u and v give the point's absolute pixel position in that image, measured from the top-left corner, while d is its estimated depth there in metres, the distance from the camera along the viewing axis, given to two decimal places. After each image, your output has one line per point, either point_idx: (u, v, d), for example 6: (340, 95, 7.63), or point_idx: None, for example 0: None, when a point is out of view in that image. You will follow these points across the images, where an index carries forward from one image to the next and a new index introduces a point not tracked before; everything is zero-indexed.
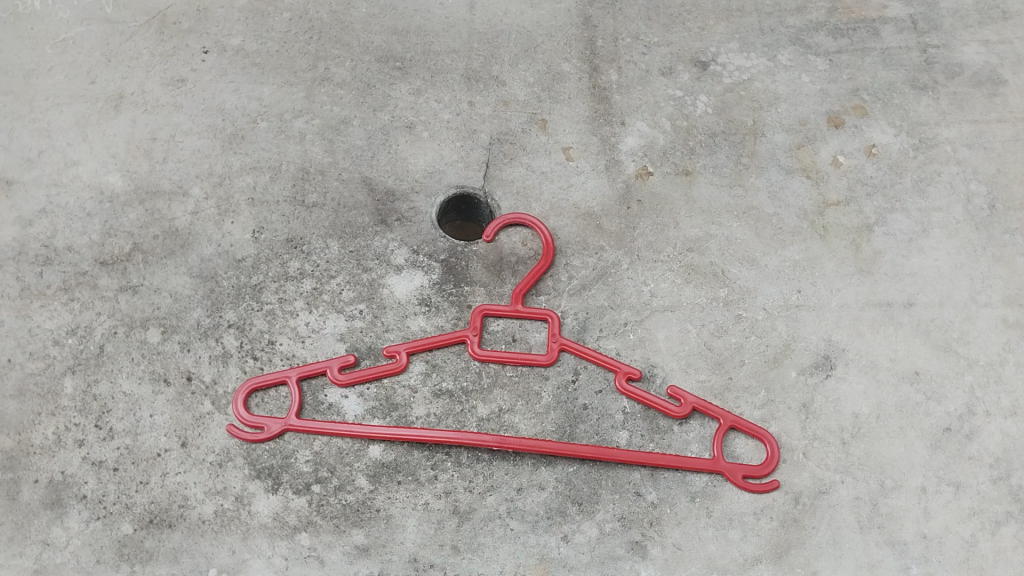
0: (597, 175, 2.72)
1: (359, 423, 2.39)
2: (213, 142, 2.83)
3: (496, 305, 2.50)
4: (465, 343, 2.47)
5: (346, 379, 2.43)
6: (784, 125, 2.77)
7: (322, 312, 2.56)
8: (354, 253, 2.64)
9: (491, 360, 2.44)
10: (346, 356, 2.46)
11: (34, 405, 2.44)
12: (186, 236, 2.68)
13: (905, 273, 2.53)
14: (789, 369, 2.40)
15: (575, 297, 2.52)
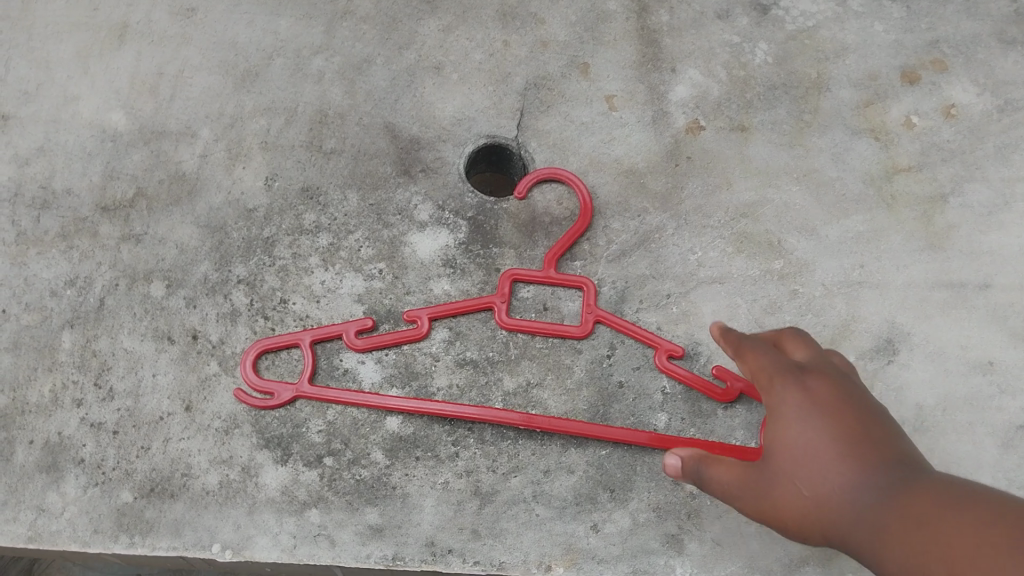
0: (641, 128, 2.48)
1: (376, 393, 2.22)
2: (223, 78, 2.62)
3: (526, 271, 2.31)
4: (492, 310, 2.28)
5: (362, 343, 2.24)
6: (852, 79, 2.50)
7: (339, 270, 2.37)
8: (375, 206, 2.44)
9: (520, 330, 2.25)
10: (364, 320, 2.27)
11: (30, 361, 2.30)
12: (193, 182, 2.49)
13: (982, 251, 2.29)
14: (846, 352, 2.20)
15: (613, 263, 2.32)
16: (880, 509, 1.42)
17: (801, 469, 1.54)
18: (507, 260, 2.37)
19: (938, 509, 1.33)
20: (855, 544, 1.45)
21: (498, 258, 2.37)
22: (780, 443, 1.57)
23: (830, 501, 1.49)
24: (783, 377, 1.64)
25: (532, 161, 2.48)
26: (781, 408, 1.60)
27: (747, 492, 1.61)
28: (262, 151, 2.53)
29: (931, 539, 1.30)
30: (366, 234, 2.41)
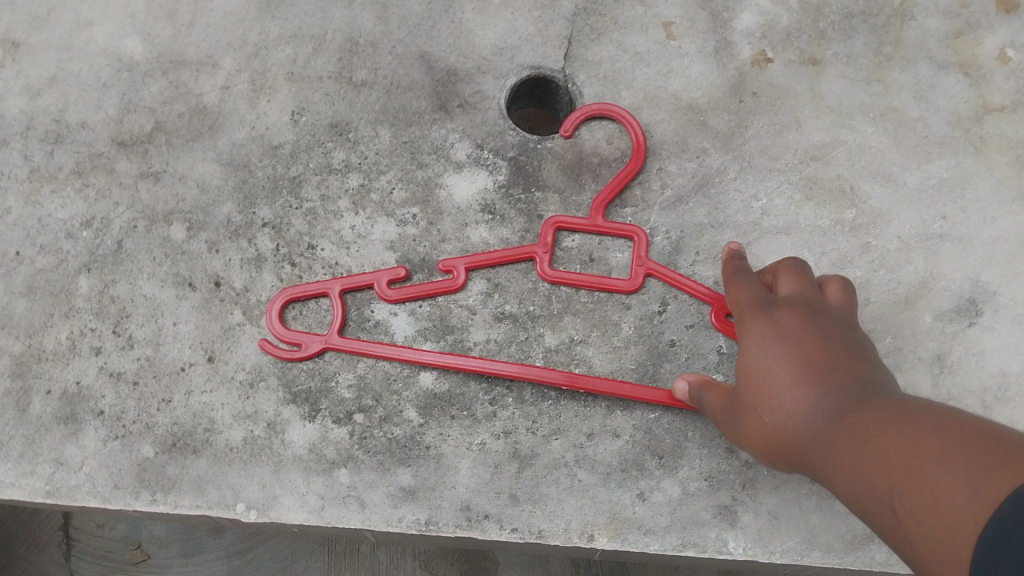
0: (701, 60, 2.26)
1: (409, 347, 2.07)
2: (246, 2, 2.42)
3: (571, 218, 2.12)
4: (534, 261, 2.11)
5: (394, 295, 2.09)
6: (940, 7, 2.29)
7: (371, 214, 2.20)
8: (410, 145, 2.26)
9: (563, 283, 2.08)
10: (397, 269, 2.11)
11: (46, 306, 2.17)
12: (215, 115, 2.32)
13: None
14: (922, 313, 2.02)
15: (667, 211, 2.13)
16: (825, 426, 1.38)
17: (766, 394, 1.55)
18: (551, 206, 2.18)
19: (879, 421, 1.29)
20: (812, 464, 1.41)
21: (542, 203, 2.19)
22: (750, 372, 1.61)
23: (788, 423, 1.48)
24: (759, 313, 1.68)
25: (580, 97, 2.27)
26: (752, 339, 1.64)
27: (736, 422, 1.67)
28: (287, 82, 2.34)
29: (864, 451, 1.26)
30: (399, 176, 2.23)
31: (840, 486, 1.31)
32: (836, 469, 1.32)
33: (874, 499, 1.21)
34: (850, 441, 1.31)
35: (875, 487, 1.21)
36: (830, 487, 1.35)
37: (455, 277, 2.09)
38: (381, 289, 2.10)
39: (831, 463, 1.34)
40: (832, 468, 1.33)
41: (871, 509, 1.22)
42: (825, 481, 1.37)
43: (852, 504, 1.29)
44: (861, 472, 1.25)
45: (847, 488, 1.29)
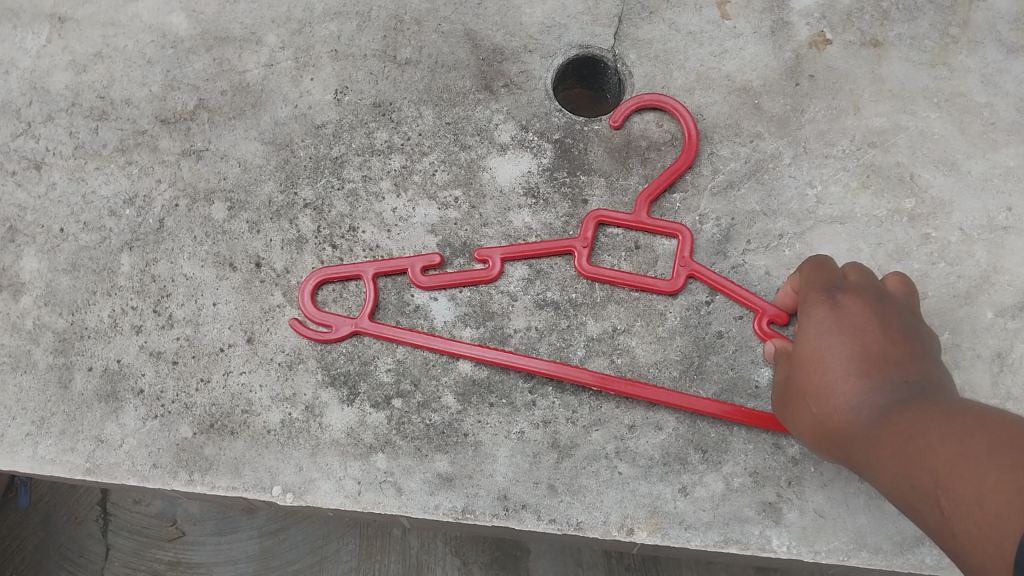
0: (756, 41, 2.18)
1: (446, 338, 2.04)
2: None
3: (614, 213, 2.06)
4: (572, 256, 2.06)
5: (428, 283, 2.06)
6: None
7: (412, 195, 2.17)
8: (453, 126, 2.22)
9: (601, 280, 2.02)
10: (433, 256, 2.08)
11: (88, 283, 2.17)
12: (257, 93, 2.29)
13: None
14: (984, 308, 1.93)
15: (716, 197, 2.06)
16: (880, 422, 1.36)
17: (820, 382, 1.53)
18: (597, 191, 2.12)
19: (936, 418, 1.26)
20: (858, 459, 1.39)
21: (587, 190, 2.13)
22: (805, 358, 1.58)
23: (841, 416, 1.46)
24: (815, 298, 1.65)
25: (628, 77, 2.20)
26: (809, 325, 1.61)
27: (785, 407, 1.65)
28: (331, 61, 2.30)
29: (915, 444, 1.24)
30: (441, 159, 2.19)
31: (884, 480, 1.29)
32: (883, 461, 1.30)
33: (920, 491, 1.19)
34: (901, 436, 1.28)
35: (922, 479, 1.19)
36: (874, 481, 1.33)
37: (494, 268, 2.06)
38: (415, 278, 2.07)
39: (881, 457, 1.31)
40: (880, 460, 1.31)
41: (918, 504, 1.20)
42: (870, 475, 1.35)
43: (895, 498, 1.26)
44: (908, 464, 1.23)
45: (893, 481, 1.26)
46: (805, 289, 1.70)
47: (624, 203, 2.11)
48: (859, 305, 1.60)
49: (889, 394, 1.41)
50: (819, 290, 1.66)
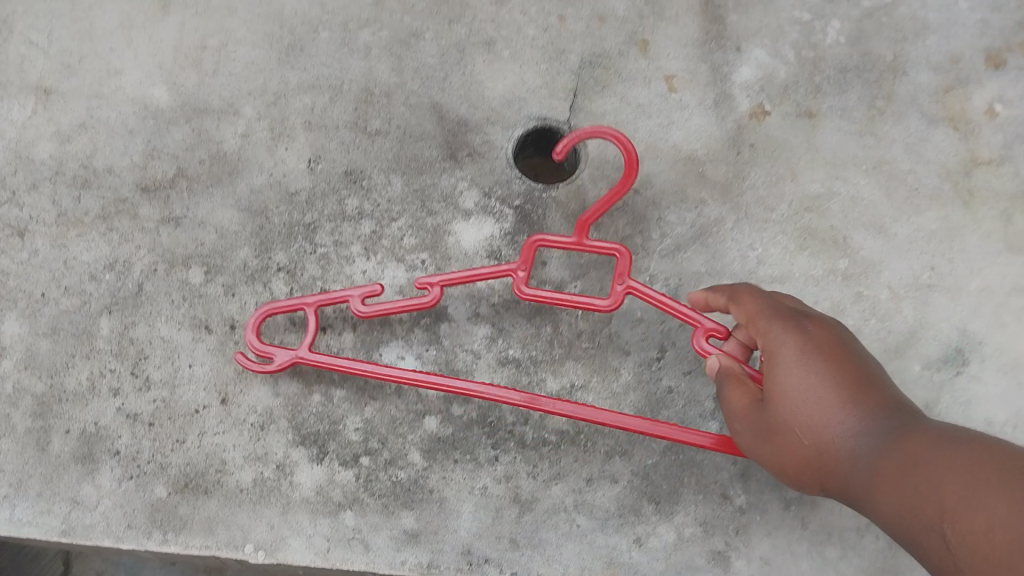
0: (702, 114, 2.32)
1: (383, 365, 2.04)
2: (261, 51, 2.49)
3: (554, 237, 2.04)
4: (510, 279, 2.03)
5: (368, 309, 2.02)
6: (931, 62, 2.31)
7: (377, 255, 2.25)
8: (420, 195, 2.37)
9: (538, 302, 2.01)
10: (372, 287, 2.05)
11: (68, 347, 2.26)
12: (234, 163, 2.40)
13: None
14: (911, 361, 2.08)
15: (668, 259, 2.18)
16: (882, 460, 1.43)
17: (797, 416, 1.57)
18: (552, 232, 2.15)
19: (935, 456, 1.34)
20: (863, 494, 1.46)
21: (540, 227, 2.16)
22: (775, 392, 1.61)
23: (834, 451, 1.52)
24: (778, 331, 1.68)
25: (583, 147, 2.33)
26: (775, 358, 1.64)
27: (753, 435, 1.68)
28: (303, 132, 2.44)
29: (924, 486, 1.31)
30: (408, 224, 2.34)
31: (894, 519, 1.37)
32: (894, 501, 1.38)
33: (932, 531, 1.27)
34: (908, 476, 1.36)
35: (934, 520, 1.27)
36: (882, 518, 1.41)
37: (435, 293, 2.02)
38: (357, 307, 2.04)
39: (891, 497, 1.38)
40: (890, 500, 1.39)
41: (928, 543, 1.28)
42: (877, 511, 1.42)
43: (905, 535, 1.34)
44: (920, 505, 1.31)
45: (904, 521, 1.34)
46: (764, 322, 1.73)
47: (580, 265, 2.23)
48: (823, 336, 1.65)
49: (878, 428, 1.48)
50: (780, 324, 1.69)
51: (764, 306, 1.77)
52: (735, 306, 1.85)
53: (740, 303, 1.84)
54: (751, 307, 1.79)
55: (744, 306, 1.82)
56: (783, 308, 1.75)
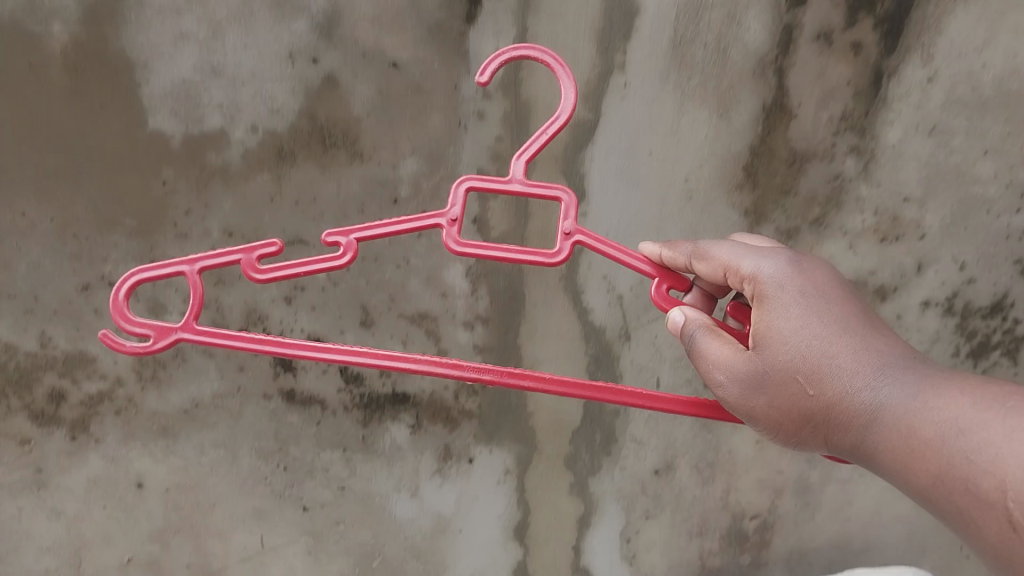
0: (714, 495, 1.32)
1: (279, 344, 0.87)
2: (130, 516, 1.34)
3: (493, 182, 0.86)
4: (445, 230, 0.86)
5: (268, 270, 0.86)
6: None
7: (179, 423, 1.32)
8: (219, 443, 1.33)
9: (480, 254, 0.85)
10: (268, 246, 0.87)
11: None
12: (103, 505, 1.34)
13: None
14: None
15: (649, 419, 1.31)
16: (917, 426, 0.64)
17: (804, 362, 0.72)
18: (361, 77, 1.18)
19: (989, 402, 0.61)
20: (887, 465, 0.67)
21: (337, 80, 1.18)
22: (769, 328, 0.74)
23: (855, 413, 0.69)
24: (777, 276, 0.75)
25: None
26: (769, 302, 0.75)
27: (729, 385, 0.76)
28: (59, 182, 1.20)
29: (982, 454, 0.58)
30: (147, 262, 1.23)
31: (934, 480, 0.62)
32: (939, 488, 0.61)
33: (979, 503, 0.58)
34: (952, 435, 0.61)
35: (983, 488, 0.57)
36: (909, 481, 0.65)
37: (339, 252, 0.85)
38: (262, 258, 0.88)
39: (935, 473, 0.61)
40: (934, 481, 0.62)
41: (978, 520, 0.58)
42: (900, 475, 0.65)
43: (921, 480, 0.63)
44: (963, 448, 0.60)
45: (944, 487, 0.61)
46: (762, 274, 0.76)
47: None
48: (836, 284, 0.76)
49: (915, 373, 0.67)
50: (782, 266, 0.76)
51: (755, 248, 0.79)
52: (702, 261, 0.81)
53: (725, 256, 0.79)
54: (731, 254, 0.79)
55: (727, 252, 0.80)
56: (779, 248, 0.79)
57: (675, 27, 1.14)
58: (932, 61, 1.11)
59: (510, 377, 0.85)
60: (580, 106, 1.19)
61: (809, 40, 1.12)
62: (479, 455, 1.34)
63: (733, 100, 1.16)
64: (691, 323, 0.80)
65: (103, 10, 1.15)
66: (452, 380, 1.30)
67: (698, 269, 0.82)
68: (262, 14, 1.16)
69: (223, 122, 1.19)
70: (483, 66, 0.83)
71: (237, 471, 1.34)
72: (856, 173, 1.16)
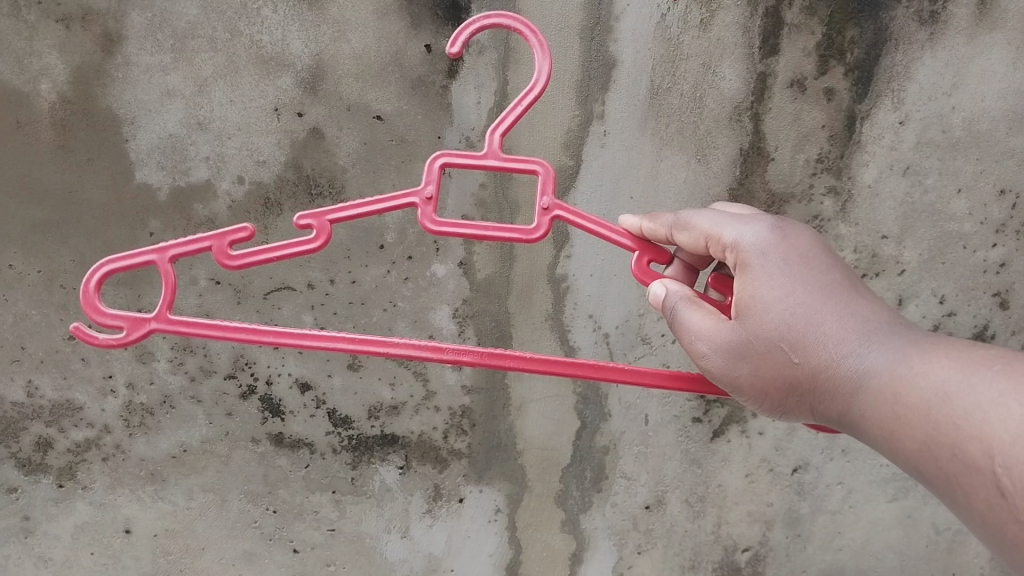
0: (705, 529, 1.31)
1: (248, 331, 0.79)
2: (117, 561, 1.34)
3: (467, 159, 0.80)
4: (420, 210, 0.80)
5: (242, 254, 0.79)
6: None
7: (167, 469, 1.32)
8: (208, 488, 1.33)
9: (459, 234, 0.79)
10: (238, 231, 0.80)
11: None
12: (90, 552, 1.34)
13: None
14: None
15: (639, 454, 1.30)
16: (904, 392, 0.60)
17: (787, 330, 0.68)
18: (346, 129, 1.20)
19: (976, 366, 0.57)
20: (874, 435, 0.63)
21: (322, 133, 1.20)
22: (750, 295, 0.70)
23: (840, 382, 0.66)
24: (759, 241, 0.71)
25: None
26: (751, 269, 0.70)
27: (711, 355, 0.72)
28: (50, 234, 1.23)
29: (967, 417, 0.54)
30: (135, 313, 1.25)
31: (919, 449, 0.58)
32: (924, 455, 0.57)
33: (965, 469, 0.54)
34: (938, 400, 0.57)
35: (969, 453, 0.53)
36: (896, 451, 0.61)
37: (312, 236, 0.79)
38: (233, 244, 0.81)
39: (921, 440, 0.58)
40: (920, 449, 0.58)
41: (965, 485, 0.54)
42: (886, 444, 0.62)
43: (907, 449, 0.59)
44: (948, 413, 0.56)
45: (929, 454, 0.57)
46: (744, 240, 0.72)
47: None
48: (822, 250, 0.72)
49: (903, 341, 0.64)
50: (764, 231, 0.72)
51: (738, 216, 0.75)
52: (684, 233, 0.77)
53: (706, 224, 0.75)
54: (715, 222, 0.75)
55: (710, 220, 0.75)
56: (763, 215, 0.75)
57: (651, 78, 1.17)
58: (903, 106, 1.15)
59: (491, 357, 0.79)
60: (561, 152, 1.20)
61: (783, 87, 1.15)
62: (470, 495, 1.33)
63: (711, 146, 1.18)
64: (673, 295, 0.76)
65: (89, 70, 1.18)
66: (440, 420, 1.30)
67: (680, 240, 0.78)
68: (247, 71, 1.18)
69: (209, 173, 1.21)
70: (452, 38, 0.79)
71: (226, 515, 1.33)
72: (834, 214, 1.18)
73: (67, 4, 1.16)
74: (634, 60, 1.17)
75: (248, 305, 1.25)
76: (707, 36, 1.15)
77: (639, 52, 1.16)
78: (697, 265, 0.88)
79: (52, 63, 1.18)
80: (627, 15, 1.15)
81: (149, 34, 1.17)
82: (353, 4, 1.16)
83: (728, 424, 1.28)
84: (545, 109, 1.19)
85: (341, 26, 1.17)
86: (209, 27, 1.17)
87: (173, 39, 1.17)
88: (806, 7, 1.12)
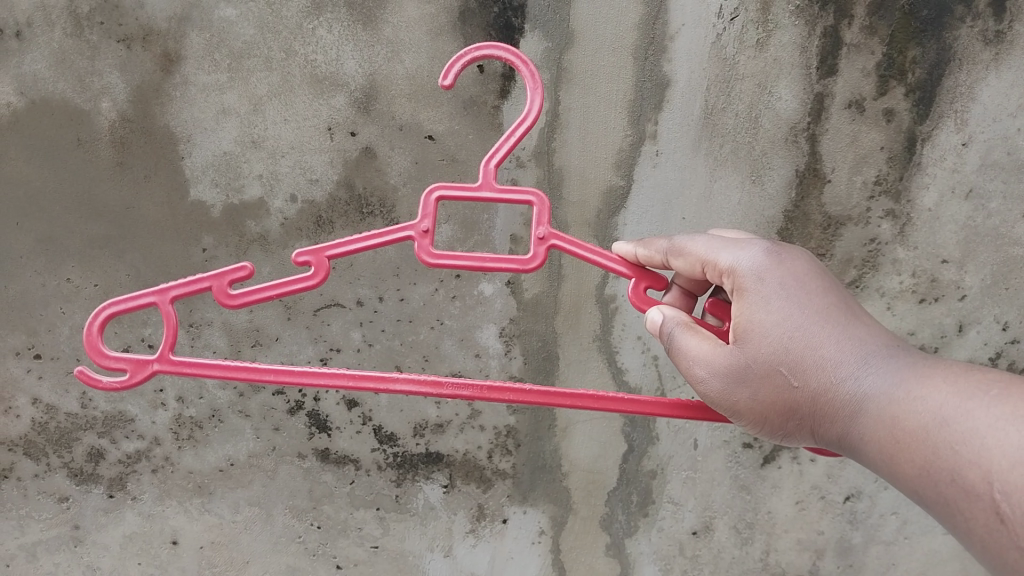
0: (753, 556, 1.28)
1: (257, 370, 0.78)
2: (164, 572, 1.35)
3: (458, 191, 0.79)
4: (421, 242, 0.79)
5: (243, 294, 0.79)
6: None
7: (215, 482, 1.33)
8: (254, 501, 1.33)
9: (457, 268, 0.78)
10: (239, 270, 0.79)
11: None
12: (138, 561, 1.35)
13: None
14: None
15: (687, 478, 1.28)
16: (903, 416, 0.58)
17: (784, 354, 0.66)
18: (398, 148, 1.20)
19: (974, 390, 0.55)
20: (876, 460, 0.61)
21: (374, 152, 1.20)
22: (747, 319, 0.68)
23: (840, 406, 0.64)
24: (754, 265, 0.69)
25: None
26: (747, 294, 0.69)
27: (710, 379, 0.70)
28: (106, 250, 1.25)
29: (966, 443, 0.52)
30: (187, 327, 1.27)
31: (920, 474, 0.56)
32: (923, 479, 0.55)
33: (963, 494, 0.52)
34: (936, 423, 0.55)
35: (967, 477, 0.51)
36: (896, 476, 0.58)
37: (310, 273, 0.79)
38: (233, 284, 0.80)
39: (920, 465, 0.56)
40: (919, 473, 0.56)
41: (963, 510, 0.52)
42: (887, 469, 0.59)
43: (908, 475, 0.57)
44: (945, 438, 0.54)
45: (928, 479, 0.55)
46: (740, 264, 0.70)
47: None
48: (817, 273, 0.70)
49: (902, 363, 0.62)
50: (759, 255, 0.70)
51: (733, 240, 0.73)
52: (679, 257, 0.75)
53: (699, 248, 0.74)
54: (708, 247, 0.74)
55: (704, 244, 0.74)
56: (758, 239, 0.73)
57: (705, 97, 1.16)
58: (966, 128, 1.12)
59: (492, 392, 0.77)
60: (612, 172, 1.19)
61: (841, 107, 1.13)
62: (513, 516, 1.32)
63: (765, 167, 1.16)
64: (669, 321, 0.74)
65: (148, 89, 1.21)
66: (484, 440, 1.29)
67: (676, 265, 0.76)
68: (302, 90, 1.19)
69: (262, 191, 1.23)
70: (444, 70, 0.78)
71: (271, 530, 1.34)
72: (892, 237, 1.16)
73: (129, 24, 1.18)
74: (688, 79, 1.16)
75: (297, 322, 1.26)
76: (764, 55, 1.13)
77: (692, 72, 1.15)
78: (695, 291, 0.87)
79: (113, 83, 1.20)
80: (681, 34, 1.14)
81: (207, 53, 1.19)
82: (407, 24, 1.17)
83: (779, 449, 1.25)
84: (597, 129, 1.18)
85: (395, 46, 1.17)
86: (265, 47, 1.19)
87: (230, 59, 1.19)
88: (866, 26, 1.10)
